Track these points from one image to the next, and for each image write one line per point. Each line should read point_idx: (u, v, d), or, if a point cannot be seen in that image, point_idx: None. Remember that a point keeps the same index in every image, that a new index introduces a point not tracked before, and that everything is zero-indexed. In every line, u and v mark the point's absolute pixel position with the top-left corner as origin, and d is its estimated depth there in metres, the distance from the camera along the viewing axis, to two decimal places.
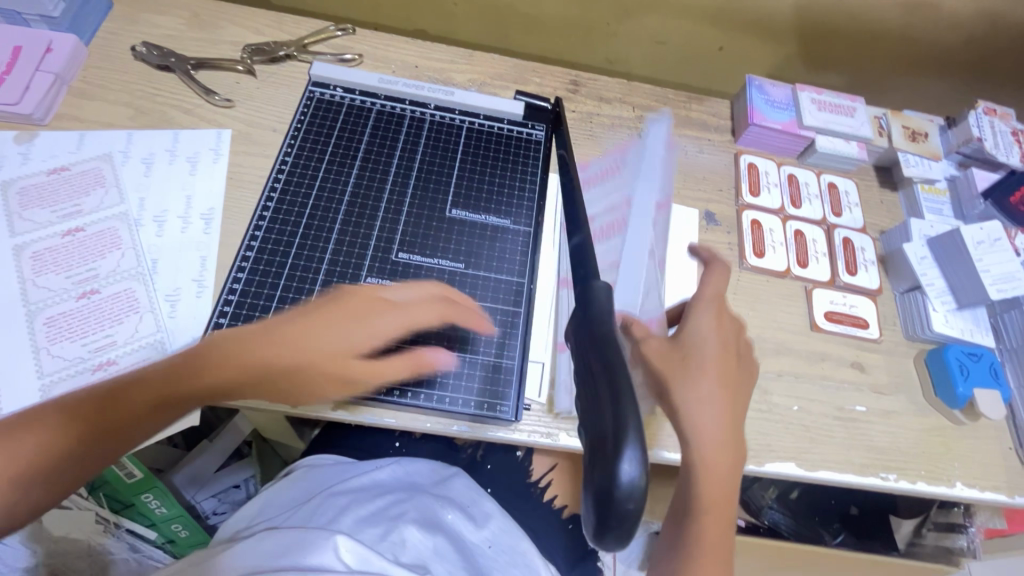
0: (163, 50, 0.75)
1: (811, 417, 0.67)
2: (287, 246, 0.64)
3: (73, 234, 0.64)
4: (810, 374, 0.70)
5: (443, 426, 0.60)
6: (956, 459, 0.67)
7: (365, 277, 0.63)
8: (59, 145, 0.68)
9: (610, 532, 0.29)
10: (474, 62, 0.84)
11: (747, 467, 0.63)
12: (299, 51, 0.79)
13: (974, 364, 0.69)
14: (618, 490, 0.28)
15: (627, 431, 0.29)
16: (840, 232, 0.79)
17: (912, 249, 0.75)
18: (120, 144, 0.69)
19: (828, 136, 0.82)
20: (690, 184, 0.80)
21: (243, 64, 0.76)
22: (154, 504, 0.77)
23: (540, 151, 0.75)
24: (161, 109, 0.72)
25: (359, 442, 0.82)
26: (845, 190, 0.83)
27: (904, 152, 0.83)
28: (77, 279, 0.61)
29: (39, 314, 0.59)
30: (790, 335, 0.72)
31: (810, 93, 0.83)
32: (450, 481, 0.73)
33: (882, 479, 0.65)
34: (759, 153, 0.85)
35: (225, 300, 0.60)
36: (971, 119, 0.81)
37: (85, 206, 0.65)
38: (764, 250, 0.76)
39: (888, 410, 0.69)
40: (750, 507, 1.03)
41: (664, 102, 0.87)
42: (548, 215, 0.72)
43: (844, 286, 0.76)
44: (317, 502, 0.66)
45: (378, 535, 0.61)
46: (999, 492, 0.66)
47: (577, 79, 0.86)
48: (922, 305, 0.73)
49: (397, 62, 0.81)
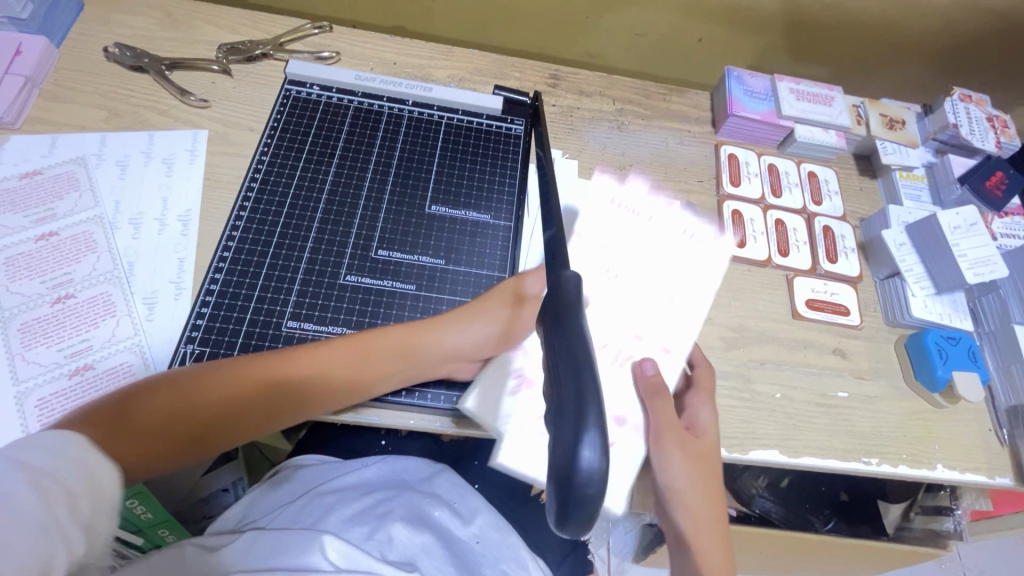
0: (136, 50, 0.74)
1: (794, 404, 0.68)
2: (265, 245, 0.63)
3: (47, 238, 0.63)
4: (792, 361, 0.70)
5: (426, 423, 0.60)
6: (936, 442, 0.68)
7: (345, 276, 0.63)
8: (31, 148, 0.67)
9: (571, 521, 0.26)
10: (453, 58, 0.84)
11: (731, 455, 0.64)
12: (275, 49, 0.78)
13: (953, 348, 0.70)
14: (573, 473, 0.25)
15: (587, 411, 0.26)
16: (820, 220, 0.80)
17: (891, 236, 0.76)
18: (94, 147, 0.68)
19: (806, 125, 0.82)
20: (671, 175, 0.81)
21: (218, 64, 0.75)
22: (140, 509, 0.74)
23: (520, 145, 0.75)
24: (135, 110, 0.71)
25: (347, 442, 0.82)
26: (824, 179, 0.84)
27: (881, 140, 0.83)
28: (52, 284, 0.61)
29: (13, 320, 0.58)
30: (772, 323, 0.72)
31: (787, 83, 0.83)
32: (436, 479, 0.73)
33: (865, 463, 0.66)
34: (739, 143, 0.85)
35: (203, 300, 0.60)
36: (946, 106, 0.82)
37: (58, 210, 0.65)
38: (745, 240, 0.77)
39: (870, 395, 0.70)
40: (741, 497, 1.04)
41: (644, 94, 0.87)
42: (528, 208, 0.72)
43: (825, 274, 0.77)
44: (303, 504, 0.66)
45: (365, 533, 0.60)
46: (979, 473, 0.68)
47: (556, 73, 0.86)
48: (901, 290, 0.74)
49: (375, 59, 0.81)
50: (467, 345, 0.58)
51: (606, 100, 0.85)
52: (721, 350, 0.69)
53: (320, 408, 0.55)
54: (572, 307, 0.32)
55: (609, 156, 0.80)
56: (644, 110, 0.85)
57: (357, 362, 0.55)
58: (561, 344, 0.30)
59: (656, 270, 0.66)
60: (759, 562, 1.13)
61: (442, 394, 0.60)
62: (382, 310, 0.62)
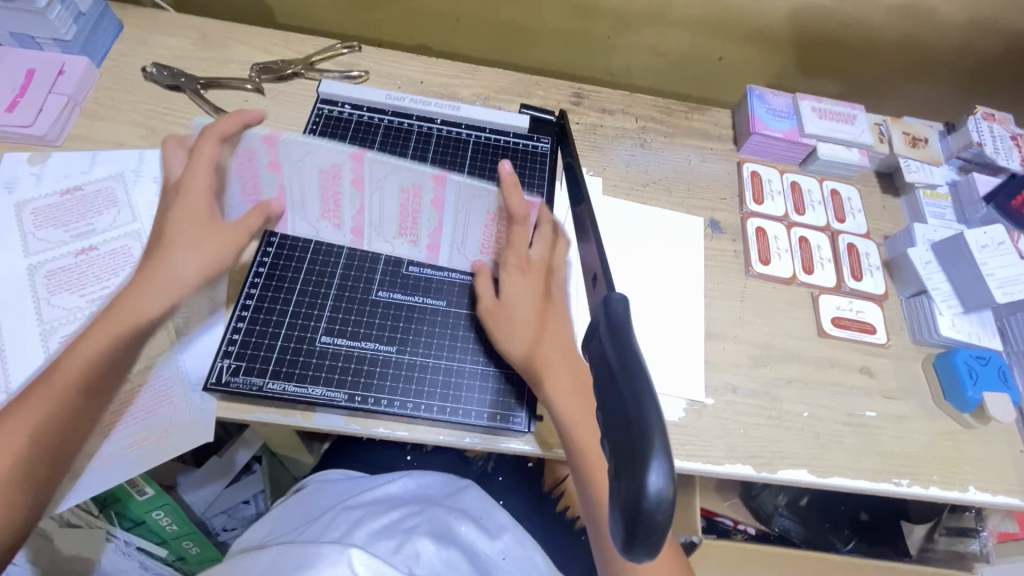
0: (173, 70, 0.76)
1: (822, 423, 0.67)
2: (299, 260, 0.65)
3: (86, 253, 0.64)
4: (819, 380, 0.70)
5: (456, 439, 0.60)
6: (968, 464, 0.67)
7: (376, 291, 0.64)
8: (72, 165, 0.69)
9: (639, 545, 0.30)
10: (478, 76, 0.85)
11: (759, 474, 0.63)
12: (306, 68, 0.80)
13: (983, 368, 0.69)
14: (645, 499, 0.29)
15: (653, 443, 0.30)
16: (844, 238, 0.80)
17: (917, 254, 0.76)
18: (132, 164, 0.70)
19: (829, 143, 0.83)
20: (694, 193, 0.81)
21: (251, 83, 0.77)
22: (166, 521, 0.78)
23: (546, 163, 0.77)
24: (172, 128, 0.73)
25: (369, 456, 0.82)
26: (848, 196, 0.84)
27: (905, 158, 0.84)
28: (90, 297, 0.62)
29: (53, 333, 0.60)
30: (798, 341, 0.72)
31: (810, 101, 0.83)
32: (462, 494, 0.74)
33: (895, 484, 0.65)
34: (761, 161, 0.86)
35: (238, 315, 0.61)
36: (970, 124, 0.82)
37: (97, 225, 0.66)
38: (770, 257, 0.77)
39: (898, 415, 0.69)
40: (761, 515, 1.03)
41: (666, 112, 0.88)
42: (555, 226, 0.73)
43: (850, 291, 0.77)
44: (329, 517, 0.66)
45: (392, 546, 0.60)
46: (1012, 495, 0.67)
47: (579, 91, 0.87)
48: (929, 309, 0.73)
49: (402, 78, 0.83)
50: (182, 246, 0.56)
51: (628, 118, 0.86)
52: (747, 368, 0.69)
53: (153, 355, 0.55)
54: (625, 343, 0.36)
55: (632, 173, 0.81)
56: (666, 128, 0.86)
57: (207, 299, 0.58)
58: (621, 384, 0.33)
59: (657, 307, 0.71)
60: None
61: (473, 410, 0.60)
62: (414, 326, 0.63)
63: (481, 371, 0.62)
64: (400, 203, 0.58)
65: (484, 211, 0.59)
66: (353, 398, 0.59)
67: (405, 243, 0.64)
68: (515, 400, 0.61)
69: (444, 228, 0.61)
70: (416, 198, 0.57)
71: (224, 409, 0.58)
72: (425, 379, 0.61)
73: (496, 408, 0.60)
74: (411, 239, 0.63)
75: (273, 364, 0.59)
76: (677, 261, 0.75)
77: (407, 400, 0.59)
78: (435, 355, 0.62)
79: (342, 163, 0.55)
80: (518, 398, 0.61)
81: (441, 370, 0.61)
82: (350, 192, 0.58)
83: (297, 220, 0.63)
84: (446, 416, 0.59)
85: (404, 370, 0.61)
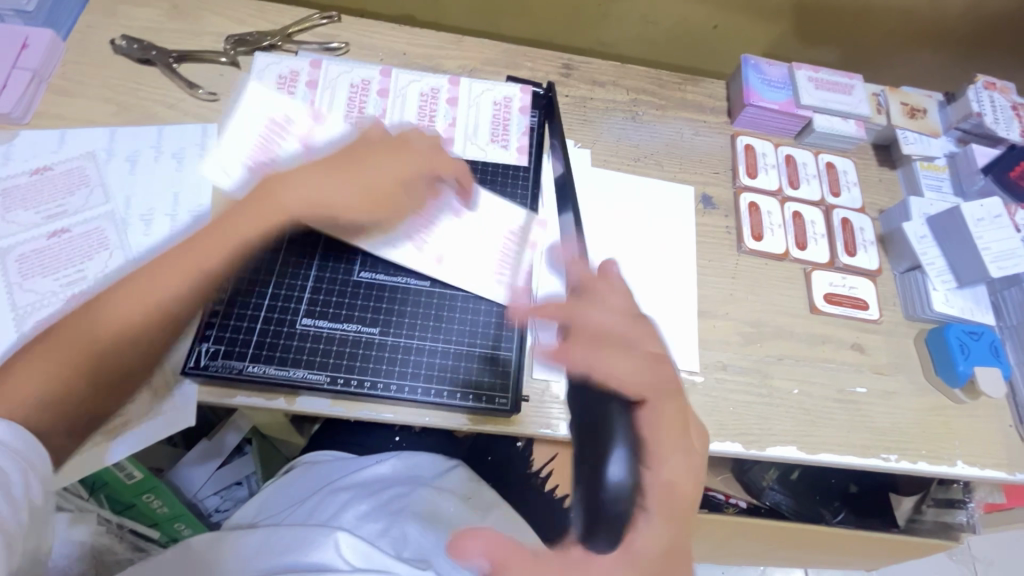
0: (143, 43, 0.73)
1: (812, 399, 0.67)
2: (278, 242, 0.63)
3: (59, 235, 0.63)
4: (810, 356, 0.69)
5: (443, 420, 0.60)
6: (956, 438, 0.67)
7: (358, 272, 0.63)
8: (41, 144, 0.67)
9: None
10: (464, 47, 0.82)
11: (748, 452, 0.63)
12: (283, 40, 0.77)
13: (976, 343, 0.69)
14: None
15: None
16: (839, 213, 0.78)
17: (911, 228, 0.74)
18: (104, 142, 0.68)
19: (825, 115, 0.80)
20: (686, 166, 0.79)
21: (226, 56, 0.74)
22: (156, 503, 0.77)
23: (533, 137, 0.74)
24: (144, 104, 0.71)
25: (359, 438, 0.82)
26: (843, 169, 0.82)
27: (902, 130, 0.82)
28: (63, 281, 0.61)
29: (27, 318, 0.58)
30: (789, 318, 0.71)
31: (807, 71, 0.81)
32: (450, 473, 0.74)
33: (883, 460, 0.65)
34: (755, 134, 0.83)
35: (216, 298, 0.60)
36: (970, 94, 0.80)
37: (69, 206, 0.64)
38: (762, 233, 0.75)
39: (889, 390, 0.69)
40: (751, 489, 1.04)
41: (658, 83, 0.85)
42: (543, 202, 0.71)
43: (844, 267, 0.75)
44: (318, 499, 0.66)
45: (379, 530, 0.62)
46: (1000, 469, 0.67)
47: (569, 62, 0.84)
48: (923, 284, 0.72)
49: (384, 50, 0.79)
50: (330, 196, 0.53)
51: (619, 89, 0.83)
52: (738, 345, 0.68)
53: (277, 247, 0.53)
54: None
55: (623, 147, 0.79)
56: (658, 100, 0.84)
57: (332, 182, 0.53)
58: None
59: (647, 286, 0.70)
60: (767, 554, 1.13)
61: (459, 392, 0.59)
62: (397, 307, 0.62)
63: (466, 353, 0.61)
64: (418, 103, 0.72)
65: (493, 102, 0.74)
66: (335, 381, 0.58)
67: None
68: (500, 381, 0.60)
69: (457, 124, 0.72)
70: (433, 99, 0.73)
71: (206, 393, 0.58)
72: (410, 361, 0.60)
73: (482, 390, 0.60)
74: (427, 136, 0.70)
75: (253, 349, 0.58)
76: (668, 237, 0.73)
77: (390, 383, 0.59)
78: (418, 337, 0.61)
79: (373, 77, 0.72)
80: (504, 378, 0.60)
81: (425, 352, 0.60)
82: (375, 99, 0.71)
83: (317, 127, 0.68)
84: (431, 398, 0.58)
85: (388, 353, 0.60)
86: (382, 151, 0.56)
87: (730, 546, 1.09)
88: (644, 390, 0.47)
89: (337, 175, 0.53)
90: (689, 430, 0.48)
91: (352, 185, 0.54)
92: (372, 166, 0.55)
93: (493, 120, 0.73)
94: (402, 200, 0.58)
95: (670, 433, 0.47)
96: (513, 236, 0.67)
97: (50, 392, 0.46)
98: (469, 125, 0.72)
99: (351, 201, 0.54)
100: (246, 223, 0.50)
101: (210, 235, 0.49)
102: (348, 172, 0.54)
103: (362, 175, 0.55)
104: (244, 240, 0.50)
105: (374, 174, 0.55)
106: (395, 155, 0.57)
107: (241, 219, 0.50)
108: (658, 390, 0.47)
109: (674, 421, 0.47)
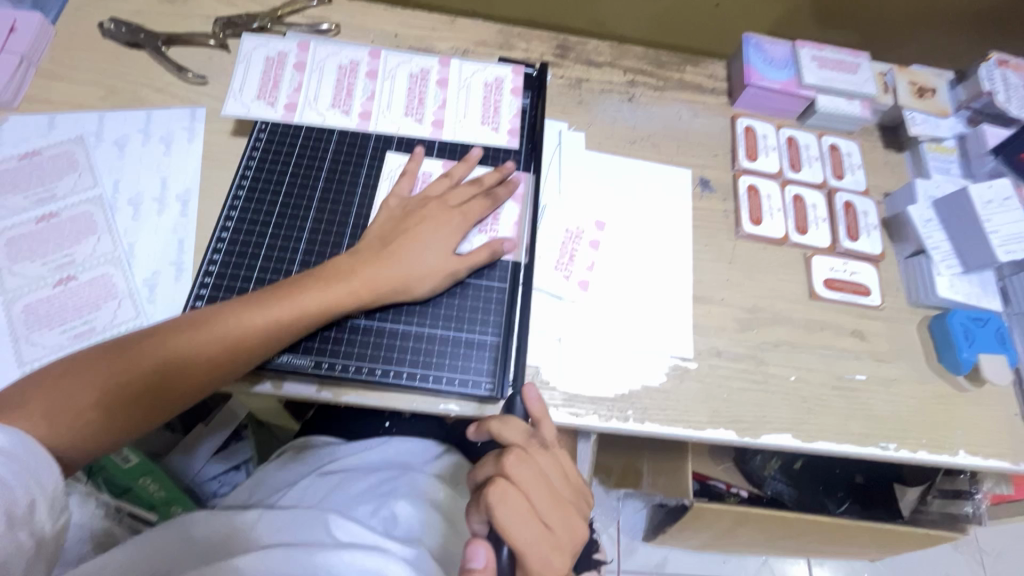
0: (132, 25, 0.72)
1: (809, 386, 0.65)
2: (264, 225, 0.63)
3: (48, 220, 0.63)
4: (808, 343, 0.68)
5: (429, 405, 0.59)
6: (959, 427, 0.66)
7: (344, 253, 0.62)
8: (30, 128, 0.66)
9: None
10: (457, 28, 0.80)
11: (743, 440, 0.62)
12: (273, 22, 0.76)
13: (980, 330, 0.67)
14: None
15: None
16: (842, 196, 0.76)
17: (917, 212, 0.72)
18: (92, 126, 0.67)
19: (829, 94, 0.78)
20: (684, 149, 0.77)
21: (215, 39, 0.73)
22: (153, 487, 0.76)
23: (527, 119, 0.73)
24: (133, 88, 0.70)
25: (352, 423, 0.83)
26: (847, 151, 0.79)
27: (909, 110, 0.79)
28: (53, 266, 0.61)
29: (17, 303, 0.59)
30: (787, 304, 0.70)
31: (810, 49, 0.78)
32: (441, 457, 0.74)
33: (883, 449, 0.64)
34: (756, 116, 0.81)
35: (201, 282, 0.60)
36: (981, 71, 0.77)
37: (57, 190, 0.64)
38: (762, 218, 0.73)
39: (889, 378, 0.67)
40: (752, 478, 1.02)
41: (656, 65, 0.83)
42: (547, 172, 0.72)
43: (845, 252, 0.73)
44: (307, 483, 0.67)
45: (370, 511, 0.63)
46: (1004, 459, 0.65)
47: (564, 43, 0.82)
48: (927, 269, 0.70)
49: (375, 31, 0.78)
50: (442, 252, 0.60)
51: (616, 71, 0.81)
52: (733, 332, 0.67)
53: (328, 303, 0.55)
54: None
55: (619, 130, 0.77)
56: (656, 81, 0.81)
57: (394, 261, 0.58)
58: None
59: (643, 274, 0.68)
60: (766, 544, 1.12)
61: (446, 376, 0.59)
62: None
63: (453, 337, 0.60)
64: (408, 86, 0.70)
65: (483, 81, 0.72)
66: (320, 364, 0.58)
67: (409, 124, 0.69)
68: (485, 366, 0.60)
69: (446, 108, 0.70)
70: (423, 80, 0.71)
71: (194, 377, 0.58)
72: (396, 346, 0.59)
73: (467, 375, 0.59)
74: (416, 119, 0.69)
75: None
76: (663, 223, 0.72)
77: (375, 366, 0.58)
78: (404, 322, 0.60)
79: (362, 59, 0.71)
80: (490, 363, 0.60)
81: (412, 337, 0.60)
82: (363, 81, 0.70)
83: (304, 111, 0.67)
84: (418, 382, 0.58)
85: (374, 338, 0.59)
86: (434, 218, 0.61)
87: (731, 535, 1.07)
88: (510, 517, 0.46)
89: (395, 257, 0.58)
90: (556, 533, 0.47)
91: (440, 250, 0.60)
92: (443, 232, 0.61)
93: (484, 103, 0.71)
94: (462, 267, 0.60)
95: (528, 528, 0.46)
96: (515, 212, 0.66)
97: (54, 405, 0.48)
98: (460, 104, 0.70)
99: (419, 265, 0.59)
100: (311, 294, 0.55)
101: (278, 295, 0.55)
102: (404, 252, 0.59)
103: (430, 241, 0.60)
104: (303, 309, 0.55)
105: (434, 254, 0.60)
106: (447, 219, 0.62)
107: (311, 287, 0.56)
108: (520, 499, 0.47)
109: (540, 519, 0.47)
